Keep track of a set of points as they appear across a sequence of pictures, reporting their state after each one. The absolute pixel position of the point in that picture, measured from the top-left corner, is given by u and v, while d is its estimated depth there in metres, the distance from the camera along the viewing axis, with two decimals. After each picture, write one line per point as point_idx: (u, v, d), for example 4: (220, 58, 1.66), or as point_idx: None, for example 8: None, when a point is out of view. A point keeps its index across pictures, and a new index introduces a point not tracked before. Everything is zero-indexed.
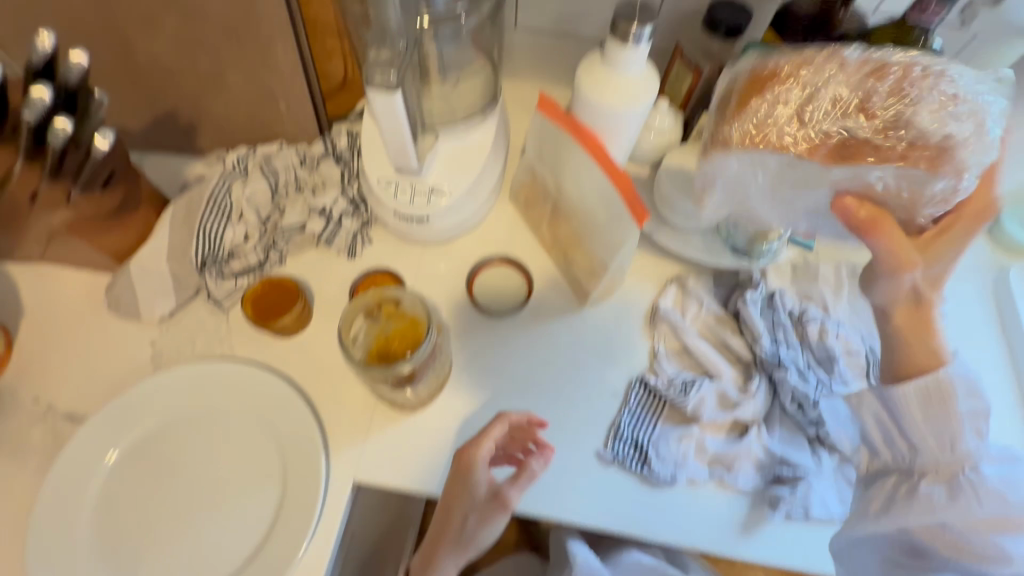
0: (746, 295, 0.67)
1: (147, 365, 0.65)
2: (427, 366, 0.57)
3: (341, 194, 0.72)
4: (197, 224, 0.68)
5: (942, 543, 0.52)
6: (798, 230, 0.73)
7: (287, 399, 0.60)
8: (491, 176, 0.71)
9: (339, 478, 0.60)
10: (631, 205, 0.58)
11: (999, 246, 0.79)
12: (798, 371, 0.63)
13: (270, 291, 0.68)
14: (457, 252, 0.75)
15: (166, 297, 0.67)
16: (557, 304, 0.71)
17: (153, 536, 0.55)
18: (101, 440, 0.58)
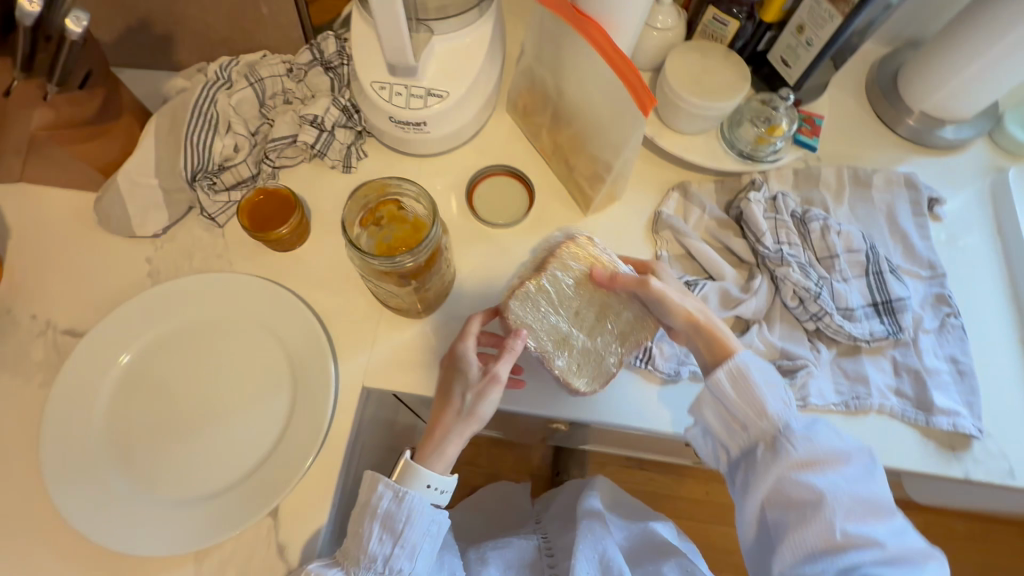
0: (750, 194, 0.68)
1: (145, 281, 0.64)
2: (432, 269, 0.56)
3: (332, 102, 0.68)
4: (184, 135, 0.65)
5: (768, 393, 0.52)
6: (802, 133, 0.72)
7: (293, 306, 0.61)
8: (488, 80, 0.68)
9: (349, 383, 0.60)
10: (630, 85, 0.54)
11: (999, 149, 0.79)
12: (799, 266, 0.64)
13: (266, 203, 0.64)
14: (455, 164, 0.73)
15: (158, 211, 0.65)
16: (559, 213, 0.70)
17: (167, 439, 0.56)
18: (108, 350, 0.58)
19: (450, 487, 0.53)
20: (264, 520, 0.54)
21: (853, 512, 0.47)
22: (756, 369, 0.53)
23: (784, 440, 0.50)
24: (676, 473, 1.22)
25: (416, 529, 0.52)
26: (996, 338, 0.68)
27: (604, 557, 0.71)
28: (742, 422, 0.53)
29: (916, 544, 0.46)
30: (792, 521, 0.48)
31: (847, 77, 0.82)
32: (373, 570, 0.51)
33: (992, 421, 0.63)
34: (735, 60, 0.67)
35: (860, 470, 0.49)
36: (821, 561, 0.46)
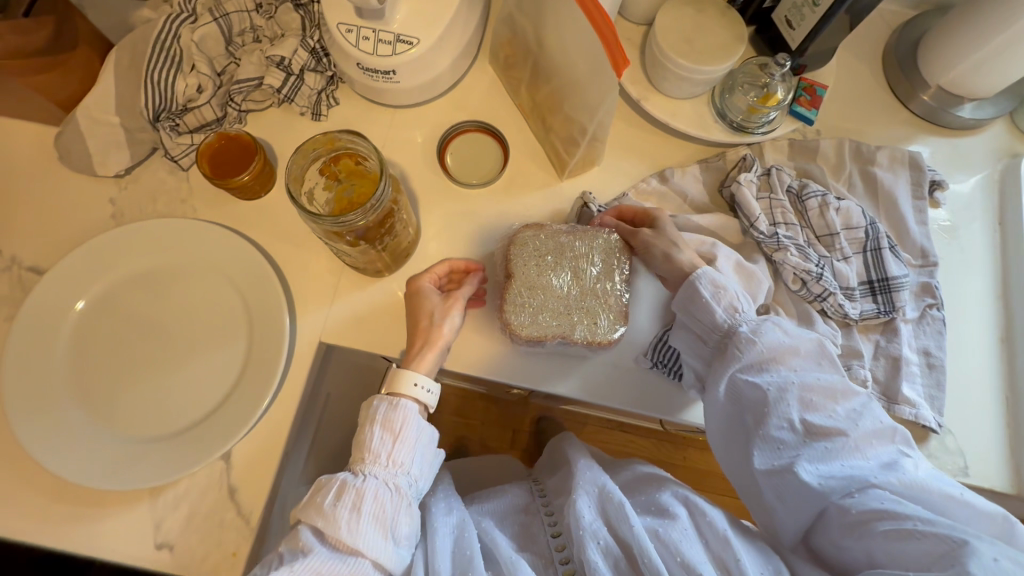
0: (741, 176, 0.63)
1: (109, 222, 0.64)
2: (388, 227, 0.55)
3: (301, 44, 0.65)
4: (144, 71, 0.62)
5: (723, 298, 0.54)
6: (799, 104, 0.67)
7: (248, 257, 0.60)
8: (465, 27, 0.63)
9: (307, 336, 0.61)
10: (600, 32, 0.50)
11: (1017, 131, 0.73)
12: (797, 249, 0.60)
13: (227, 148, 0.62)
14: (430, 117, 0.70)
15: (120, 151, 0.64)
16: (533, 175, 0.68)
17: (124, 380, 0.57)
18: (68, 291, 0.59)
19: (437, 389, 0.54)
20: (216, 463, 0.56)
21: (808, 400, 0.48)
22: (709, 280, 0.55)
23: (735, 341, 0.52)
24: (655, 437, 1.23)
25: (415, 428, 0.51)
26: (977, 334, 0.66)
27: (604, 489, 0.59)
28: (698, 332, 0.55)
29: (871, 424, 0.47)
30: (753, 417, 0.50)
31: (863, 43, 0.75)
32: (377, 465, 0.49)
33: (953, 418, 0.62)
34: (731, 20, 0.62)
35: (812, 363, 0.50)
36: (785, 448, 0.47)
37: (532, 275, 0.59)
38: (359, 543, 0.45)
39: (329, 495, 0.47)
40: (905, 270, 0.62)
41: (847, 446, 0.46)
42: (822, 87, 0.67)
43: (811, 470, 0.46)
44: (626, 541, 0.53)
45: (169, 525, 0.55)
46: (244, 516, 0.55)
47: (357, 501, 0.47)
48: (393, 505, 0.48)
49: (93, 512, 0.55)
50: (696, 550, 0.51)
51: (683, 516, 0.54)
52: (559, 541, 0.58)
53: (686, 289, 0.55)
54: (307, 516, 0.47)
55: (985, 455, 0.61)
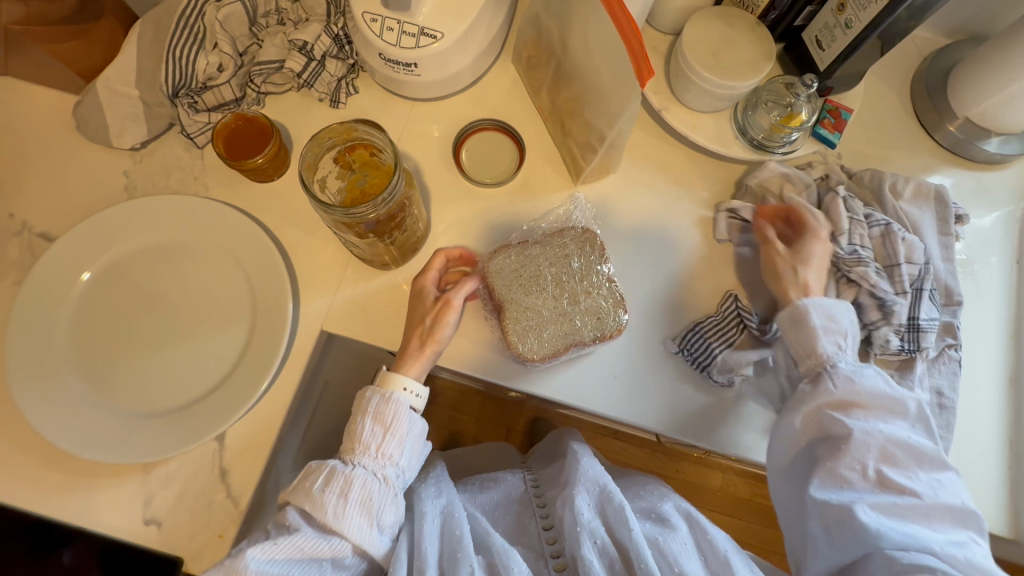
0: (788, 193, 0.63)
1: (121, 194, 0.64)
2: (397, 221, 0.54)
3: (324, 29, 0.64)
4: (167, 46, 0.61)
5: (825, 325, 0.55)
6: (821, 125, 0.66)
7: (257, 240, 0.59)
8: (491, 25, 0.63)
9: (309, 323, 0.60)
10: (632, 54, 0.49)
11: None
12: (876, 268, 0.59)
13: (243, 129, 0.62)
14: (448, 112, 0.69)
15: (138, 124, 0.64)
16: (548, 178, 0.67)
17: (125, 354, 0.57)
18: (77, 260, 0.59)
19: (426, 394, 0.54)
20: (211, 443, 0.56)
21: (889, 454, 0.49)
22: (821, 311, 0.55)
23: (825, 381, 0.53)
24: (650, 447, 1.22)
25: (407, 421, 0.51)
26: (986, 373, 0.65)
27: (606, 492, 0.59)
28: (794, 356, 0.56)
29: (950, 497, 0.48)
30: (829, 454, 0.51)
31: (893, 69, 0.74)
32: (366, 457, 0.50)
33: (956, 456, 0.61)
34: (760, 36, 0.61)
35: (908, 424, 0.51)
36: (847, 487, 0.49)
37: (518, 291, 0.60)
38: (343, 528, 0.46)
39: (317, 480, 0.48)
40: (936, 316, 0.60)
41: (914, 508, 0.47)
42: (847, 111, 0.65)
43: (870, 514, 0.47)
44: (622, 543, 0.55)
45: (159, 501, 0.55)
46: (235, 498, 0.55)
47: (344, 489, 0.48)
48: (381, 494, 0.49)
49: (87, 481, 0.55)
50: (693, 563, 0.53)
51: (682, 530, 0.56)
52: (550, 534, 0.60)
53: (794, 313, 0.56)
54: (295, 497, 0.48)
55: (984, 496, 0.60)
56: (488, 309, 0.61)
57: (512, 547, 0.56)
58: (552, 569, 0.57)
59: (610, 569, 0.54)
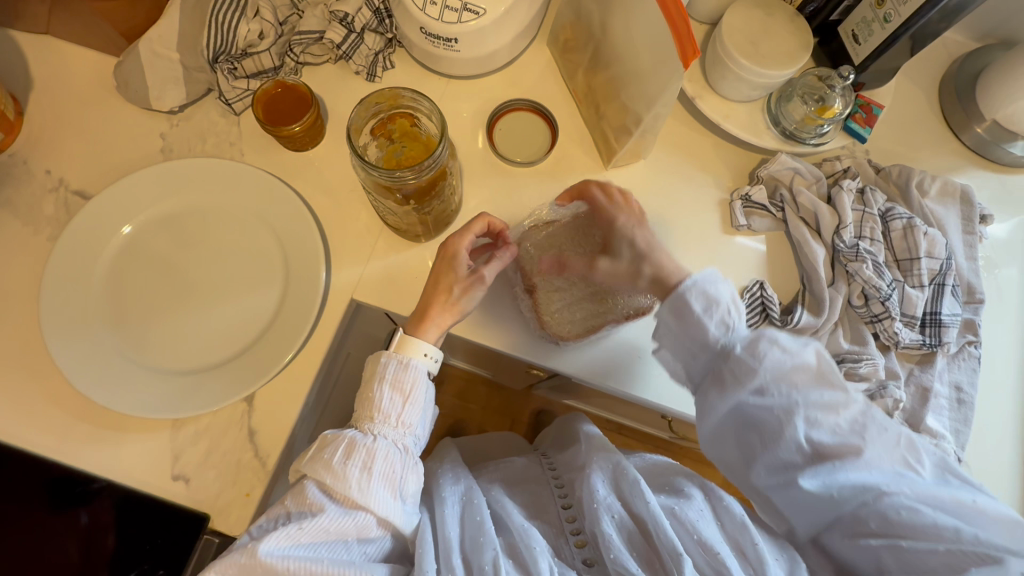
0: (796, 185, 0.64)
1: (157, 156, 0.64)
2: (434, 191, 0.54)
3: (365, 3, 0.65)
4: (210, 12, 0.62)
5: (703, 309, 0.50)
6: (853, 119, 0.67)
7: (292, 207, 0.60)
8: (531, 5, 0.63)
9: (339, 292, 0.61)
10: (675, 30, 0.50)
11: None
12: (873, 264, 0.59)
13: (282, 97, 0.63)
14: (482, 92, 0.70)
15: (177, 88, 0.64)
16: (579, 160, 0.68)
17: (159, 312, 0.58)
18: (113, 218, 0.59)
19: (442, 358, 0.54)
20: (239, 403, 0.57)
21: (814, 418, 0.46)
22: (698, 292, 0.50)
23: (730, 365, 0.49)
24: (654, 444, 1.23)
25: (423, 389, 0.53)
26: (1006, 372, 0.65)
27: (619, 467, 0.60)
28: (689, 351, 0.52)
29: (879, 436, 0.44)
30: (759, 437, 0.48)
31: (922, 70, 0.75)
32: (387, 426, 0.50)
33: (973, 453, 0.62)
34: (797, 28, 0.62)
35: (814, 378, 0.47)
36: (788, 470, 0.47)
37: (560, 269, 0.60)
38: (369, 501, 0.47)
39: (337, 451, 0.48)
40: (958, 311, 0.62)
41: (856, 466, 0.44)
42: (878, 107, 0.66)
43: (814, 488, 0.45)
44: (639, 517, 0.55)
45: (186, 458, 0.55)
46: (261, 459, 0.56)
47: (367, 460, 0.47)
48: (404, 465, 0.49)
49: (116, 435, 0.55)
50: (712, 529, 0.52)
51: (697, 498, 0.56)
52: (569, 513, 0.61)
53: (673, 304, 0.51)
54: (313, 470, 0.48)
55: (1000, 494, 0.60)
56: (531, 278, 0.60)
57: (530, 527, 0.56)
58: (574, 546, 0.57)
59: (630, 541, 0.54)
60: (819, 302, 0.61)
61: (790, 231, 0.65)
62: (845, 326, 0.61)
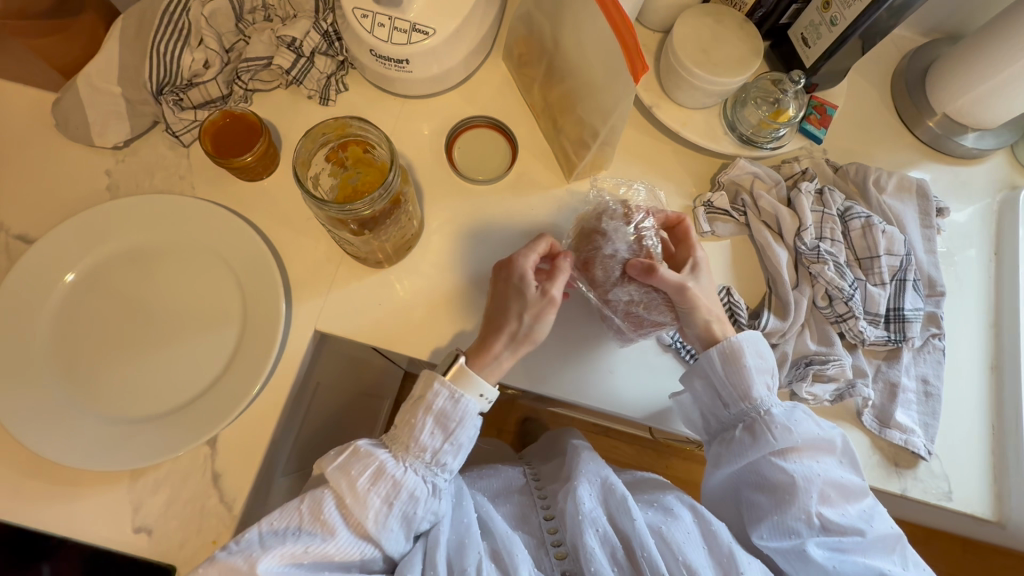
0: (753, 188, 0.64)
1: (103, 194, 0.62)
2: (390, 218, 0.53)
3: (312, 26, 0.64)
4: (150, 42, 0.61)
5: (756, 362, 0.56)
6: (809, 121, 0.67)
7: (246, 239, 0.58)
8: (481, 23, 0.63)
9: (302, 324, 0.60)
10: (623, 41, 0.49)
11: (1017, 166, 0.75)
12: (835, 265, 0.60)
13: (231, 127, 0.61)
14: (439, 110, 0.69)
15: (120, 122, 0.62)
16: (541, 175, 0.67)
17: (108, 357, 0.56)
18: (58, 262, 0.57)
19: (495, 398, 0.53)
20: (201, 447, 0.55)
21: (826, 495, 0.53)
22: (753, 348, 0.56)
23: (763, 423, 0.55)
24: (640, 446, 1.22)
25: (468, 432, 0.52)
26: (971, 362, 0.66)
27: (607, 482, 0.60)
28: (724, 401, 0.56)
29: (881, 527, 0.53)
30: (777, 498, 0.54)
31: (873, 67, 0.76)
32: (419, 461, 0.51)
33: (944, 445, 0.62)
34: (747, 34, 0.62)
35: (835, 459, 0.55)
36: (795, 532, 0.53)
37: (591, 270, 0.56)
38: (380, 537, 0.49)
39: (364, 472, 0.49)
40: (920, 305, 0.62)
41: (858, 546, 0.52)
42: (832, 107, 0.67)
43: (823, 556, 0.51)
44: (624, 533, 0.55)
45: (147, 509, 0.53)
46: (227, 503, 0.54)
47: (390, 493, 0.49)
48: (424, 505, 0.51)
49: (72, 489, 0.53)
50: (698, 552, 0.53)
51: (687, 518, 0.56)
52: (551, 524, 0.60)
53: (726, 353, 0.55)
54: (336, 484, 0.49)
55: (971, 485, 0.61)
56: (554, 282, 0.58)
57: (513, 535, 0.56)
58: (554, 558, 0.56)
59: (613, 558, 0.54)
60: (785, 305, 0.61)
61: (752, 234, 0.65)
62: (813, 327, 0.62)
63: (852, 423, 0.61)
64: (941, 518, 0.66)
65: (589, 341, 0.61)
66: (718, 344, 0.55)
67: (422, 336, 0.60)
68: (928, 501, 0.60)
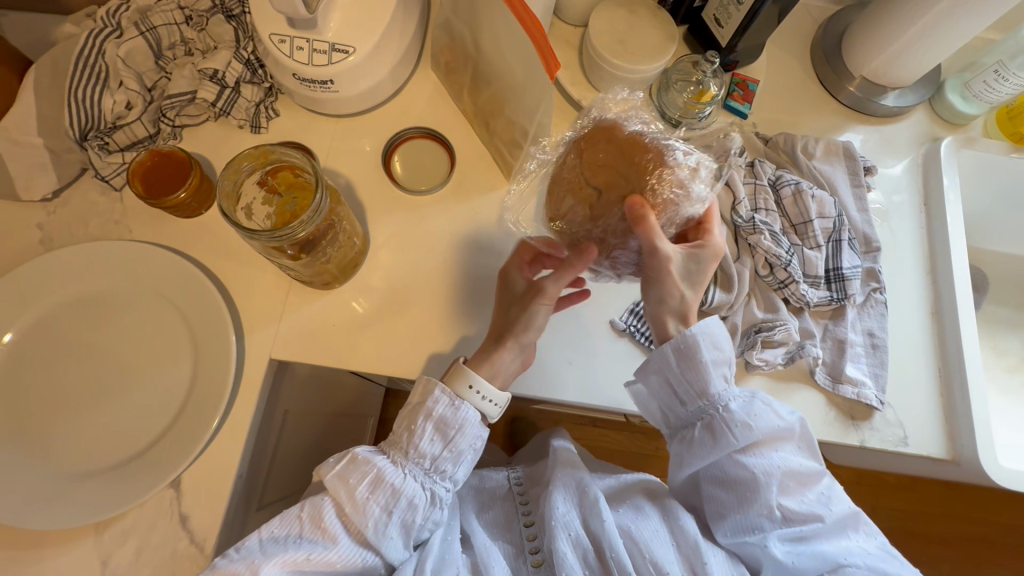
0: None
1: (37, 249, 0.61)
2: (325, 239, 0.53)
3: (233, 56, 0.64)
4: (68, 90, 0.61)
5: (712, 355, 0.55)
6: (733, 99, 0.70)
7: (188, 278, 0.58)
8: (402, 35, 0.63)
9: (256, 354, 0.59)
10: (534, 41, 0.51)
11: (937, 118, 0.78)
12: (771, 233, 0.62)
13: (160, 165, 0.60)
14: (373, 125, 0.69)
15: (46, 173, 0.61)
16: (481, 177, 0.68)
17: (59, 413, 0.55)
18: None
19: (504, 402, 0.53)
20: (165, 490, 0.54)
21: (785, 485, 0.53)
22: (708, 339, 0.55)
23: (718, 421, 0.54)
24: (626, 430, 1.23)
25: (469, 440, 0.52)
26: (913, 310, 0.69)
27: (582, 484, 0.60)
28: (682, 395, 0.56)
29: (839, 509, 0.53)
30: (740, 493, 0.54)
31: (791, 39, 0.79)
32: (418, 466, 0.51)
33: (896, 393, 0.64)
34: (660, 21, 0.64)
35: (794, 446, 0.55)
36: (757, 528, 0.53)
37: (607, 183, 0.52)
38: (379, 544, 0.50)
39: (363, 480, 0.50)
40: (857, 263, 0.65)
41: (817, 532, 0.52)
42: (753, 83, 0.70)
43: (786, 548, 0.52)
44: (596, 534, 0.56)
45: (116, 561, 0.53)
46: (198, 544, 0.54)
47: (389, 500, 0.50)
48: (424, 511, 0.51)
49: (35, 551, 0.52)
50: (666, 550, 0.54)
51: (656, 517, 0.57)
52: (531, 531, 0.61)
53: (686, 346, 0.54)
54: (336, 491, 0.49)
55: (924, 428, 0.63)
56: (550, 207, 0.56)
57: (491, 547, 0.57)
58: (530, 565, 0.58)
59: (584, 560, 0.55)
60: (729, 278, 0.62)
61: None
62: (759, 297, 0.64)
63: (806, 384, 0.63)
64: (903, 463, 0.69)
65: (544, 335, 0.62)
66: (675, 336, 0.55)
67: (380, 352, 0.60)
68: (887, 449, 0.62)
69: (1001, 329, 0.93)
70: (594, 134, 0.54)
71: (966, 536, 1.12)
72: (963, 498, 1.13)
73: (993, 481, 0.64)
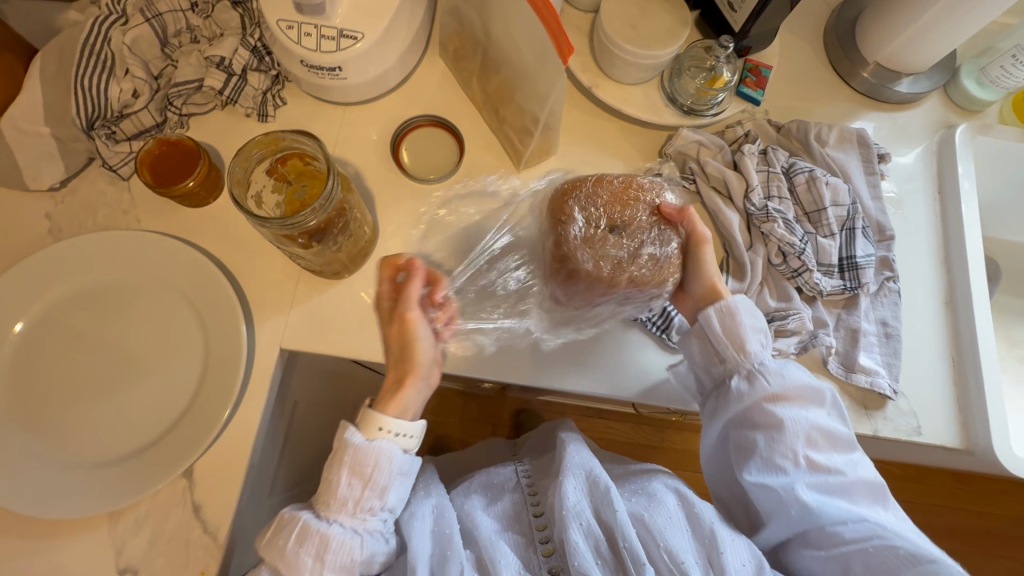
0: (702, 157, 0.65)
1: (46, 238, 0.61)
2: (334, 228, 0.53)
3: (240, 43, 0.63)
4: (74, 77, 0.60)
5: (751, 321, 0.56)
6: (745, 85, 0.68)
7: (198, 268, 0.57)
8: (410, 21, 0.62)
9: (267, 344, 0.59)
10: (542, 18, 0.50)
11: (951, 105, 0.77)
12: (784, 222, 0.62)
13: (168, 154, 0.60)
14: (382, 114, 0.68)
15: (53, 163, 0.61)
16: (490, 166, 0.67)
17: (72, 402, 0.55)
18: (5, 312, 0.55)
19: (418, 432, 0.50)
20: (178, 480, 0.54)
21: (812, 439, 0.55)
22: (747, 309, 0.56)
23: (756, 374, 0.55)
24: (632, 422, 1.23)
25: (390, 472, 0.49)
26: (925, 299, 0.68)
27: (592, 474, 0.60)
28: (721, 355, 0.56)
29: (862, 469, 0.55)
30: (770, 443, 0.54)
31: (804, 25, 0.77)
32: (345, 512, 0.48)
33: (909, 383, 0.64)
34: (672, 5, 0.63)
35: (826, 411, 0.56)
36: (782, 474, 0.54)
37: (631, 198, 0.51)
38: None
39: (290, 537, 0.47)
40: (870, 251, 0.64)
41: (841, 485, 0.54)
42: (766, 68, 0.69)
43: (810, 495, 0.53)
44: (608, 524, 0.56)
45: (131, 549, 0.53)
46: (212, 533, 0.54)
47: (320, 549, 0.47)
48: (361, 557, 0.48)
49: (50, 539, 0.52)
50: (680, 536, 0.54)
51: (670, 503, 0.57)
52: (540, 521, 0.61)
53: (727, 313, 0.55)
54: (270, 557, 0.47)
55: (937, 418, 0.63)
56: (579, 208, 0.50)
57: (497, 540, 0.57)
58: (541, 555, 0.58)
59: (596, 550, 0.55)
60: (742, 267, 0.62)
61: (704, 201, 0.66)
62: (771, 286, 0.63)
63: (819, 373, 0.62)
64: (914, 453, 0.69)
65: None
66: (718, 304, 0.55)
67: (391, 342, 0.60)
68: (899, 439, 0.62)
69: (1011, 319, 0.93)
70: (591, 180, 0.51)
71: (972, 527, 1.12)
72: (970, 488, 1.13)
73: (1005, 471, 0.63)
